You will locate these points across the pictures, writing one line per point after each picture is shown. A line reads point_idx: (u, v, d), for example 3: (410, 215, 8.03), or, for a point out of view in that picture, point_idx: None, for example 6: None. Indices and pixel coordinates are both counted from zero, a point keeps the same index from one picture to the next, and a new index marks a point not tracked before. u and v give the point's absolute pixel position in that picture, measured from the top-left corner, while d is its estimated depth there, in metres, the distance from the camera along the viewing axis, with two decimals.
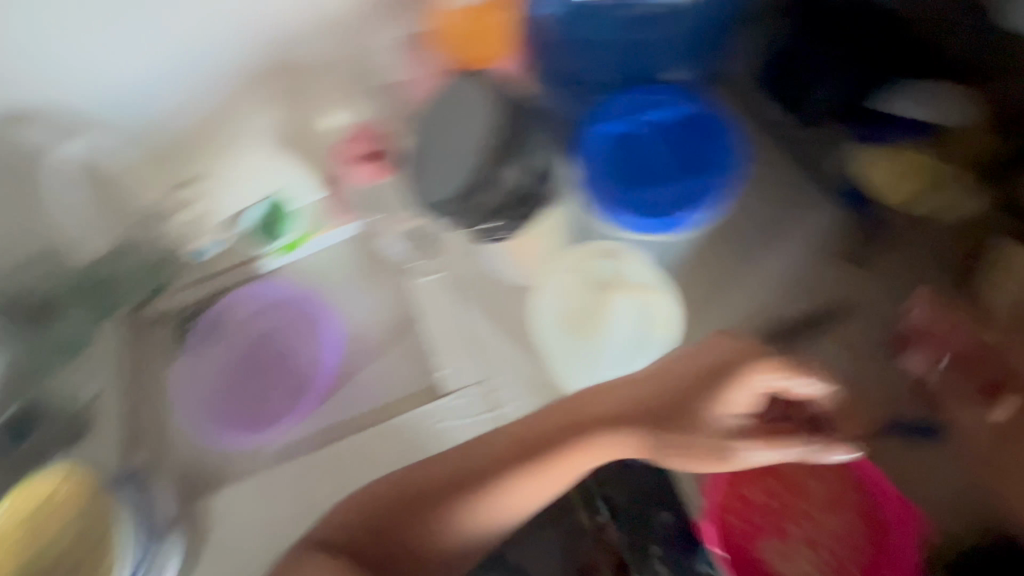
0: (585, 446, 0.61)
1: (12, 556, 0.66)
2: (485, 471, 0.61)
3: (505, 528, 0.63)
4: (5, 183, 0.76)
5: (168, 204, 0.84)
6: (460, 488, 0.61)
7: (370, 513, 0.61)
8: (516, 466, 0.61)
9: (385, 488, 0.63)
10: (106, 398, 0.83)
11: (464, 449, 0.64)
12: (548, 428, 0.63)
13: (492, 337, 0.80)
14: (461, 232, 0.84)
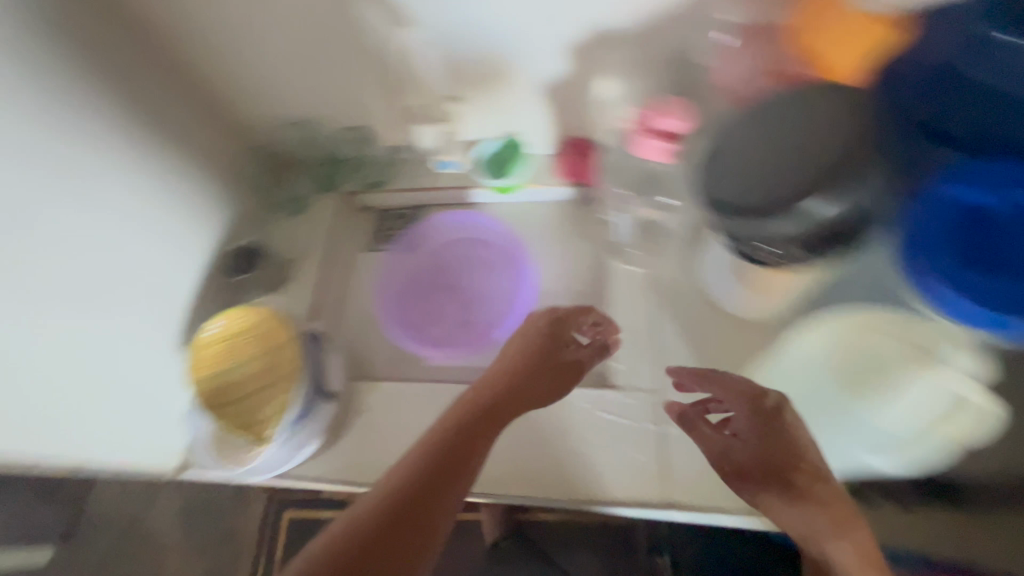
0: (485, 399, 0.65)
1: (211, 363, 0.77)
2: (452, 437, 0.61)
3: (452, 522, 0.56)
4: (298, 55, 0.78)
5: (419, 113, 0.86)
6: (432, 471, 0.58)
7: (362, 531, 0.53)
8: (473, 424, 0.62)
9: (369, 502, 0.55)
10: (310, 259, 0.92)
11: (451, 425, 0.62)
12: (489, 393, 0.65)
13: (681, 350, 0.75)
14: (682, 236, 0.81)
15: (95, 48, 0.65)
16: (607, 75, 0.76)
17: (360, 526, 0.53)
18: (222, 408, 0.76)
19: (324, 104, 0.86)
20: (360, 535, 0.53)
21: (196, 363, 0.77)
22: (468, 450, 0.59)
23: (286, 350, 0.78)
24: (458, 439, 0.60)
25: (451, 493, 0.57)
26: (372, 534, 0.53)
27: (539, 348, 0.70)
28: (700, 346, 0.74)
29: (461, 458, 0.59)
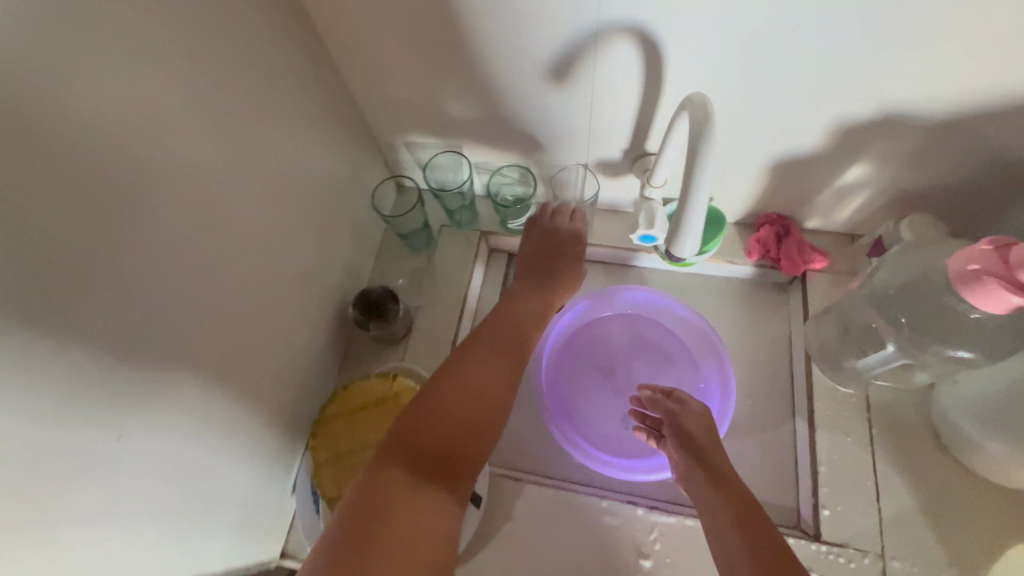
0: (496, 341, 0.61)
1: (330, 446, 0.64)
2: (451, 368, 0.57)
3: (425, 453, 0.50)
4: (474, 87, 0.64)
5: (598, 162, 0.73)
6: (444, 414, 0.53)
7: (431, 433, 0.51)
8: (480, 357, 0.59)
9: (436, 409, 0.53)
10: (440, 311, 0.79)
11: (461, 365, 0.57)
12: (505, 331, 0.63)
13: (912, 508, 0.61)
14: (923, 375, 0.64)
15: (259, 60, 0.51)
16: (857, 163, 0.62)
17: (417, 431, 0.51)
18: None
19: (488, 136, 0.72)
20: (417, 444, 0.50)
21: (324, 439, 0.64)
22: (486, 384, 0.57)
23: None
24: (474, 382, 0.56)
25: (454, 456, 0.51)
26: (433, 445, 0.51)
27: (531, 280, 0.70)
28: (935, 506, 0.61)
29: (505, 367, 0.59)
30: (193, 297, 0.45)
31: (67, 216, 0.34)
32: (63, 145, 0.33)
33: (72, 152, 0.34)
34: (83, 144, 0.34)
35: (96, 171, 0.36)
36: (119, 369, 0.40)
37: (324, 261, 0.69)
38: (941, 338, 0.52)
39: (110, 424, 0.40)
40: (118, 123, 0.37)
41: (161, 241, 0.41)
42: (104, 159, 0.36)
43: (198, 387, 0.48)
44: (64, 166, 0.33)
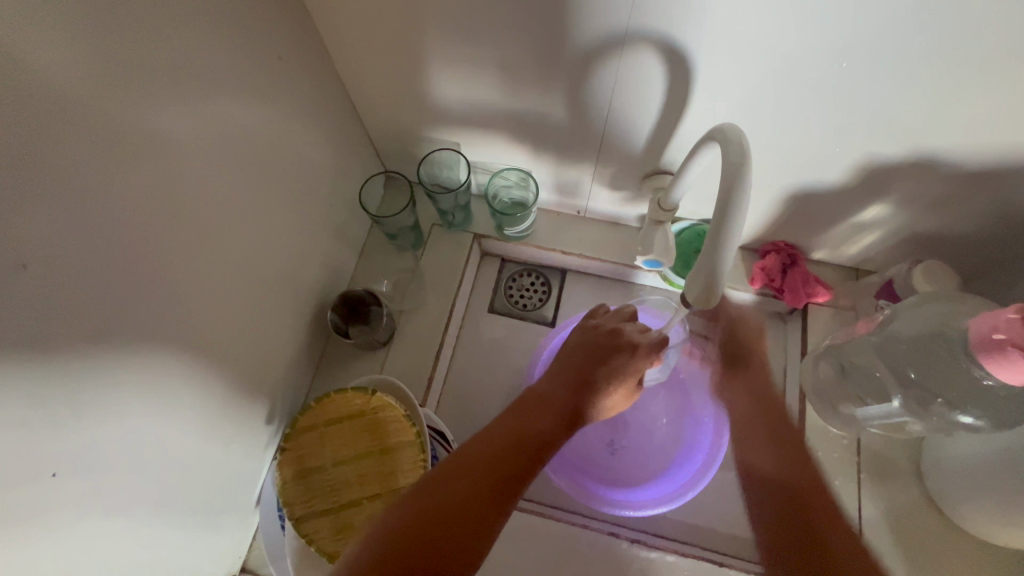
0: (528, 433, 0.50)
1: (297, 462, 0.60)
2: (469, 458, 0.47)
3: (424, 516, 0.43)
4: (477, 84, 0.59)
5: (605, 174, 0.69)
6: (454, 496, 0.45)
7: (451, 496, 0.45)
8: (501, 443, 0.49)
9: (467, 471, 0.46)
10: (425, 317, 0.75)
11: (481, 456, 0.48)
12: (531, 417, 0.52)
13: (888, 556, 0.61)
14: (919, 433, 0.61)
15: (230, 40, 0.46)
16: (873, 201, 0.60)
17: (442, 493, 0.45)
18: (317, 517, 0.58)
19: (489, 136, 0.68)
20: (436, 507, 0.44)
21: (293, 452, 0.61)
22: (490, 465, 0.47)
23: (406, 451, 0.60)
24: (490, 473, 0.47)
25: (453, 537, 0.43)
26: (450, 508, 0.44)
27: (586, 353, 0.57)
28: (915, 554, 0.61)
29: (526, 444, 0.50)
30: (137, 307, 0.41)
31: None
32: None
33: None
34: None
35: (10, 170, 0.30)
36: (54, 396, 0.36)
37: (299, 258, 0.64)
38: (949, 401, 0.51)
39: (42, 458, 0.36)
40: (41, 110, 0.32)
41: (99, 249, 0.37)
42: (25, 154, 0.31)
43: (145, 409, 0.44)
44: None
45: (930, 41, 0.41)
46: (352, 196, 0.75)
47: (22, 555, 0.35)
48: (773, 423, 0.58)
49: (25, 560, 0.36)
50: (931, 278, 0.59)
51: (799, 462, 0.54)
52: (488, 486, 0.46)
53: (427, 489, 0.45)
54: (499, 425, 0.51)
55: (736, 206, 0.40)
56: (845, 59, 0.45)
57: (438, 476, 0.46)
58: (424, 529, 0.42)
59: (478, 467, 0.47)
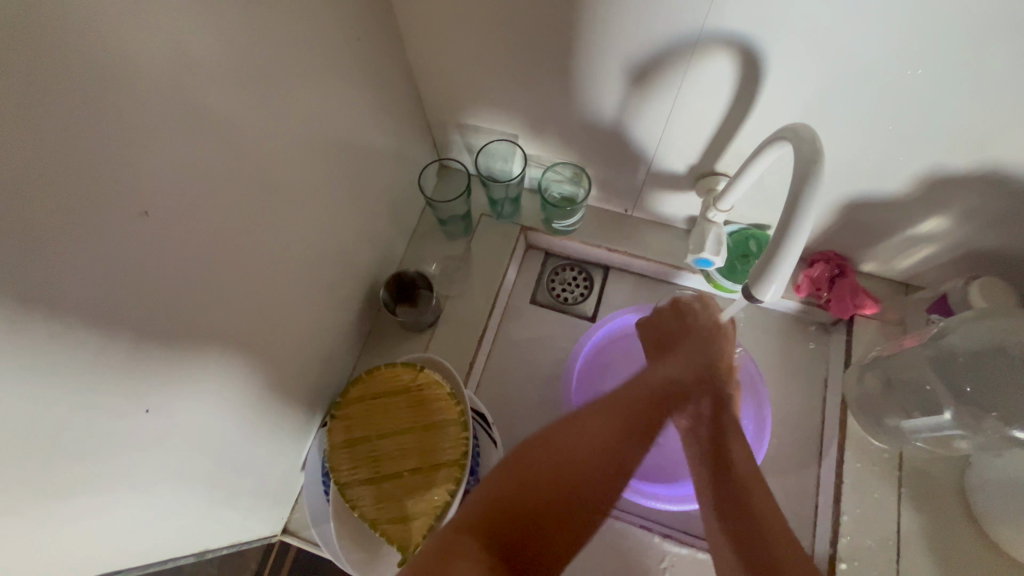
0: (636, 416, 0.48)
1: (344, 431, 0.63)
2: (585, 449, 0.44)
3: (516, 504, 0.40)
4: (536, 80, 0.62)
5: (657, 175, 0.70)
6: (560, 486, 0.42)
7: (545, 481, 0.41)
8: (623, 436, 0.46)
9: (566, 445, 0.44)
10: (470, 303, 0.77)
11: (593, 447, 0.44)
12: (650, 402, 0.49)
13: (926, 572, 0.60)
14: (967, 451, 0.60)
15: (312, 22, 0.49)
16: (931, 213, 0.59)
17: (538, 472, 0.42)
18: (360, 485, 0.61)
19: (544, 132, 0.70)
20: (517, 498, 0.41)
21: (342, 421, 0.63)
22: (586, 443, 0.44)
23: (449, 429, 0.62)
24: (593, 463, 0.43)
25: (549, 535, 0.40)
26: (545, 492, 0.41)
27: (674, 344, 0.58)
28: (952, 571, 0.60)
29: (626, 433, 0.46)
30: (220, 262, 0.45)
31: (98, 173, 0.33)
32: (101, 93, 0.32)
33: (108, 103, 0.32)
34: (122, 95, 0.33)
35: (132, 126, 0.34)
36: (149, 341, 0.40)
37: (356, 236, 0.67)
38: (1003, 416, 0.52)
39: (137, 395, 0.40)
40: (161, 74, 0.35)
41: (198, 205, 0.41)
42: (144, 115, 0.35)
43: (216, 361, 0.48)
44: (104, 123, 0.32)
45: (1001, 52, 0.42)
46: (407, 182, 0.77)
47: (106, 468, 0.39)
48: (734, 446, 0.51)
49: (107, 475, 0.40)
50: (988, 293, 0.58)
51: (750, 486, 0.47)
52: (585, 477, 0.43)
53: (523, 465, 0.42)
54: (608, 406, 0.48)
55: (803, 204, 0.41)
56: (915, 67, 0.45)
57: (536, 449, 0.43)
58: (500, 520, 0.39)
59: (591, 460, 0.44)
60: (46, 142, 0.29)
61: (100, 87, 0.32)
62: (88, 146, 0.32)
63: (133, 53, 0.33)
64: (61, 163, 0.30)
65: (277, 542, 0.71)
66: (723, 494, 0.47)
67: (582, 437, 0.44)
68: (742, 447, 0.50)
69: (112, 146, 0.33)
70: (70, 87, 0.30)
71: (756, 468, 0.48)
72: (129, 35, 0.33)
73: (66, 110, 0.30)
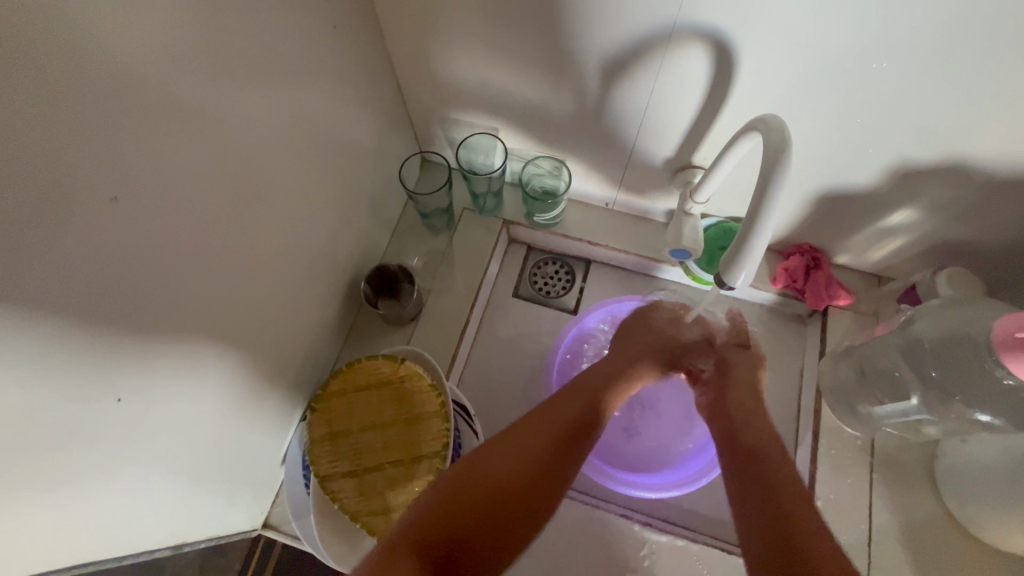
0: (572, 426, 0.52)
1: (325, 424, 0.63)
2: (517, 455, 0.48)
3: (452, 507, 0.44)
4: (517, 73, 0.62)
5: (637, 168, 0.71)
6: (492, 491, 0.45)
7: (479, 485, 0.45)
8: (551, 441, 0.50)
9: (503, 452, 0.48)
10: (452, 296, 0.77)
11: (523, 454, 0.48)
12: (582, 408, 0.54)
13: (898, 554, 0.62)
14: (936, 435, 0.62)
15: (290, 12, 0.49)
16: (901, 205, 0.61)
17: (478, 477, 0.46)
18: (342, 478, 0.61)
19: (525, 125, 0.70)
20: (452, 501, 0.44)
21: (323, 414, 0.63)
22: (516, 449, 0.48)
23: (431, 421, 0.62)
24: (522, 468, 0.47)
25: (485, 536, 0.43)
26: (480, 503, 0.44)
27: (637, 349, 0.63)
28: (922, 552, 0.62)
29: (551, 432, 0.51)
30: (199, 251, 0.44)
31: (66, 158, 0.32)
32: (68, 75, 0.31)
33: (77, 85, 0.32)
34: (92, 77, 0.32)
35: (101, 109, 0.33)
36: (124, 326, 0.39)
37: (336, 228, 0.67)
38: (966, 400, 0.53)
39: (109, 383, 0.39)
40: (132, 59, 0.35)
41: (172, 193, 0.40)
42: (113, 100, 0.34)
43: (194, 352, 0.47)
44: (72, 106, 0.32)
45: (963, 46, 0.43)
46: (389, 175, 0.77)
47: (78, 459, 0.39)
48: (765, 451, 0.50)
49: (78, 467, 0.39)
50: (956, 283, 0.60)
51: (782, 482, 0.46)
52: (517, 482, 0.47)
53: (464, 469, 0.47)
54: (546, 415, 0.52)
55: (773, 193, 0.42)
56: (881, 61, 0.46)
57: (471, 455, 0.48)
58: (440, 522, 0.42)
59: (522, 473, 0.47)
60: (15, 124, 0.29)
61: (67, 68, 0.31)
62: (59, 131, 0.31)
63: (103, 36, 0.32)
64: (30, 148, 0.30)
65: (260, 536, 0.71)
66: (758, 496, 0.46)
67: (516, 451, 0.48)
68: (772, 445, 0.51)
69: (81, 129, 0.32)
70: (36, 67, 0.29)
71: (785, 461, 0.49)
72: (101, 19, 0.32)
73: (32, 91, 0.29)
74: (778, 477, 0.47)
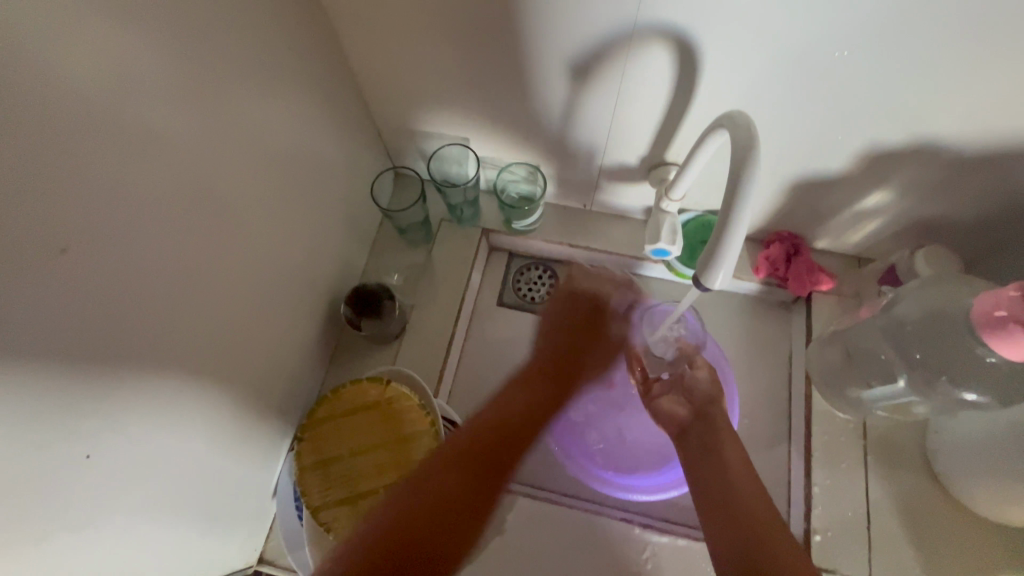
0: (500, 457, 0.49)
1: (314, 453, 0.61)
2: (435, 481, 0.47)
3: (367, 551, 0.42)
4: (485, 81, 0.61)
5: (612, 169, 0.70)
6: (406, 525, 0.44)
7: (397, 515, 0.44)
8: (471, 468, 0.48)
9: (423, 476, 0.47)
10: (436, 310, 0.76)
11: (440, 479, 0.47)
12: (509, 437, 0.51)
13: (897, 534, 0.62)
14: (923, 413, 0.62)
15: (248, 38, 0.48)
16: (876, 188, 0.61)
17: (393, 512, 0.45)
18: (335, 506, 0.59)
19: (497, 133, 0.69)
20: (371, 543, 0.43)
21: (311, 442, 0.62)
22: (438, 474, 0.47)
23: (423, 441, 0.61)
24: (442, 495, 0.46)
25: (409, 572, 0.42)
26: (403, 533, 0.44)
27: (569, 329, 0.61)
28: (919, 529, 0.62)
29: (470, 451, 0.49)
30: (168, 292, 0.43)
31: (10, 209, 0.30)
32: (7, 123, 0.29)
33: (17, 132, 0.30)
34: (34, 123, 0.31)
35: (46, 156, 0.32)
36: (90, 379, 0.37)
37: (311, 251, 0.65)
38: (954, 378, 0.53)
39: (80, 438, 0.38)
40: (74, 99, 0.33)
41: (132, 236, 0.39)
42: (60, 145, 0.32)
43: (172, 396, 0.46)
44: (15, 154, 0.30)
45: (924, 27, 0.43)
46: (362, 193, 0.76)
47: (50, 522, 0.36)
48: (728, 470, 0.55)
49: (49, 531, 0.36)
50: (934, 261, 0.61)
51: (757, 514, 0.50)
52: (436, 509, 0.45)
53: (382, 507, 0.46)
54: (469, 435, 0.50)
55: (747, 178, 0.41)
56: (842, 48, 0.46)
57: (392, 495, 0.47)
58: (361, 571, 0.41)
59: (439, 495, 0.46)
60: None
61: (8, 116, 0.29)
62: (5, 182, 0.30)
63: (39, 80, 0.31)
64: None
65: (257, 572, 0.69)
66: (731, 528, 0.49)
67: (437, 477, 0.47)
68: (734, 459, 0.56)
69: (24, 181, 0.31)
70: None
71: (750, 480, 0.54)
72: (33, 60, 0.30)
73: None
74: (753, 507, 0.50)
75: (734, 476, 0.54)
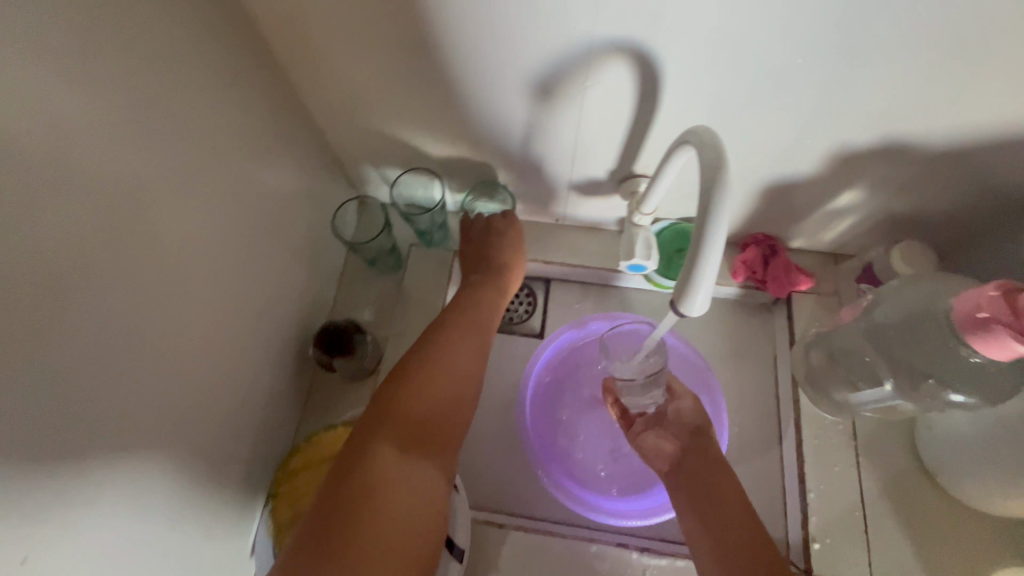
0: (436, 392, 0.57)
1: (290, 508, 0.58)
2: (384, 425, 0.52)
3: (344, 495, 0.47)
4: (443, 105, 0.58)
5: (581, 183, 0.68)
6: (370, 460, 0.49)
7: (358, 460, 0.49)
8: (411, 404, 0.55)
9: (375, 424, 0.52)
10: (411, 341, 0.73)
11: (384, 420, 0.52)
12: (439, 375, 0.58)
13: (895, 533, 0.61)
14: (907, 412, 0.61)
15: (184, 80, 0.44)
16: (847, 187, 0.60)
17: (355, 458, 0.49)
18: None
19: (460, 154, 0.66)
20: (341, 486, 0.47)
21: (286, 497, 0.59)
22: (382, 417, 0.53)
23: None
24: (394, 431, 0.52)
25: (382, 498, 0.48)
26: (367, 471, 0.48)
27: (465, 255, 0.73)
28: (915, 526, 0.62)
29: (411, 395, 0.55)
30: (109, 364, 0.39)
31: None
32: None
33: None
34: None
35: None
36: (21, 474, 0.34)
37: (273, 293, 0.62)
38: (941, 380, 0.51)
39: (16, 541, 0.34)
40: None
41: (62, 310, 0.35)
42: None
43: (124, 473, 0.42)
44: None
45: (885, 30, 0.42)
46: (324, 225, 0.73)
47: None
48: (727, 508, 0.53)
49: None
50: (910, 258, 0.60)
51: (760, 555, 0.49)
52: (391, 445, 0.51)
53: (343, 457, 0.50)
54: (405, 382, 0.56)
55: (719, 201, 0.39)
56: (801, 55, 0.45)
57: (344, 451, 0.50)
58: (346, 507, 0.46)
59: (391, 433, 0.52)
60: None
61: None
62: None
63: None
64: None
65: None
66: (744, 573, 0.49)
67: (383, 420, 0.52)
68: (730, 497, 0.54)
69: None
70: None
71: (750, 520, 0.52)
72: None
73: None
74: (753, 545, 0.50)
75: (730, 514, 0.53)
